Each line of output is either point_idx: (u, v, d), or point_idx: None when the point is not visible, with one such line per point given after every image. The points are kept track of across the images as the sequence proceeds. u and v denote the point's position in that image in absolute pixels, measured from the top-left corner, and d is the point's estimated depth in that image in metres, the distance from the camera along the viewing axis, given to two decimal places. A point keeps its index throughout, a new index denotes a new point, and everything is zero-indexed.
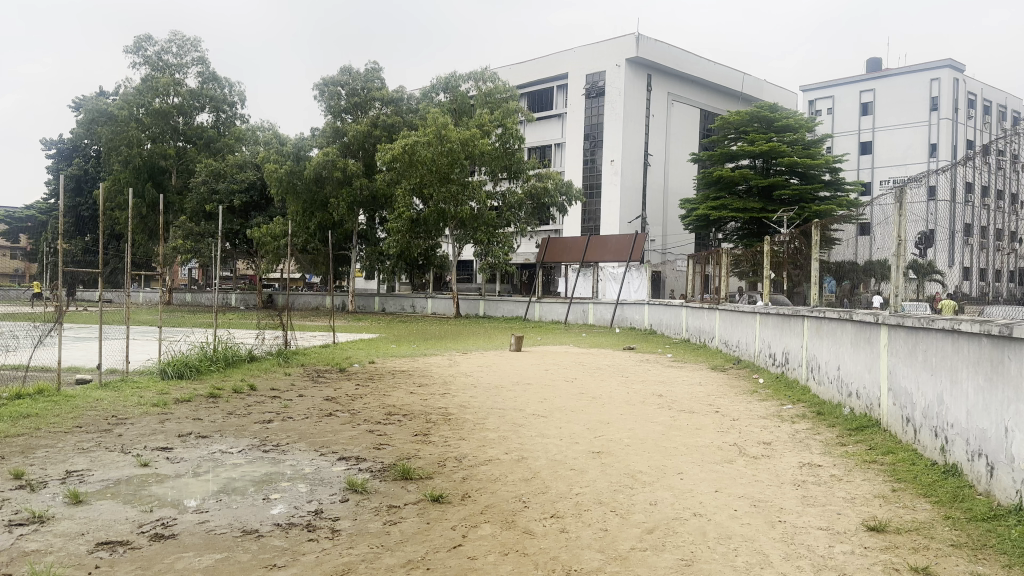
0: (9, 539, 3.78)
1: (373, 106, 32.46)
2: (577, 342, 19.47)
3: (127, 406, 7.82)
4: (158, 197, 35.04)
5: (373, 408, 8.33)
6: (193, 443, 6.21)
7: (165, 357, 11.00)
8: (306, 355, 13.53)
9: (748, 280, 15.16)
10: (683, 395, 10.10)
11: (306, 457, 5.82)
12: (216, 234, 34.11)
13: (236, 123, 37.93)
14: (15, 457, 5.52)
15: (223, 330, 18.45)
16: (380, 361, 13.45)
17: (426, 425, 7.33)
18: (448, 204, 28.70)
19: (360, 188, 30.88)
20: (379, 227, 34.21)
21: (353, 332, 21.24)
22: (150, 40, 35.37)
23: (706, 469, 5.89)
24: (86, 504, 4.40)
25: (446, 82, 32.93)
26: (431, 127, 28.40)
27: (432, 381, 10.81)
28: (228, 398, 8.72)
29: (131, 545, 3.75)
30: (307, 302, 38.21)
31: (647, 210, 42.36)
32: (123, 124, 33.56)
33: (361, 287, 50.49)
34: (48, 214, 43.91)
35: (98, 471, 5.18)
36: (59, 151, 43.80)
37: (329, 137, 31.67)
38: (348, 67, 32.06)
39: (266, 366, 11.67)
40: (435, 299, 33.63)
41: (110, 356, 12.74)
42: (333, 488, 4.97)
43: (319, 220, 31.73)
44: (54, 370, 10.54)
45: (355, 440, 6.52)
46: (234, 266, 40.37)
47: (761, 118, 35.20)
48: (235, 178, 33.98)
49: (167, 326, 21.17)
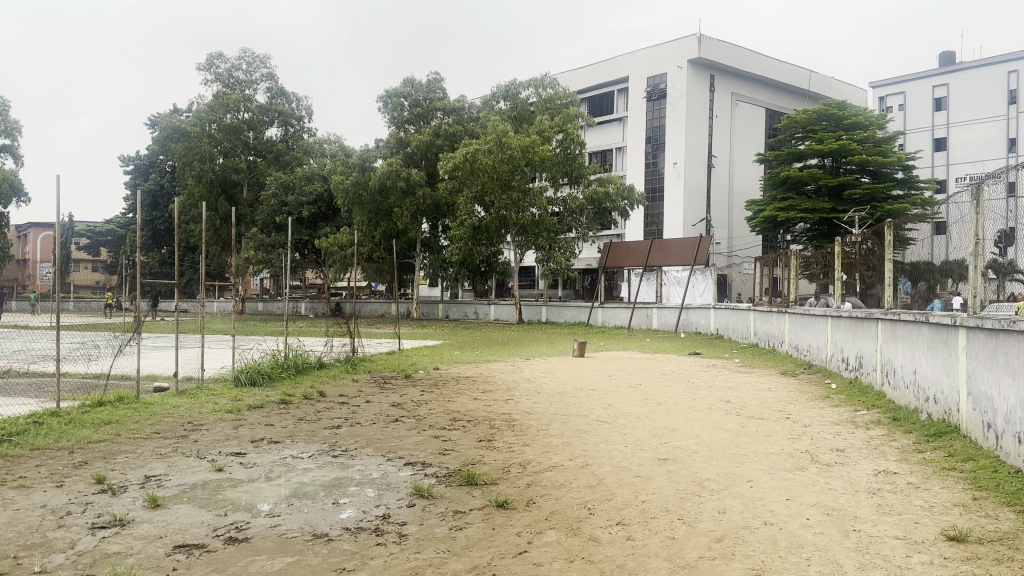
0: (92, 541, 3.96)
1: (435, 116, 32.83)
2: (641, 347, 19.25)
3: (202, 413, 8.11)
4: (231, 210, 36.30)
5: (438, 414, 8.42)
6: (265, 448, 6.40)
7: (238, 365, 11.37)
8: (371, 362, 13.76)
9: (819, 282, 14.73)
10: (752, 401, 9.87)
11: (373, 462, 5.93)
12: (285, 245, 35.12)
13: (303, 137, 38.99)
14: (98, 463, 5.80)
15: (292, 338, 18.94)
16: (444, 368, 13.58)
17: (491, 431, 7.36)
18: (509, 211, 28.79)
19: (422, 197, 31.32)
20: (442, 235, 34.55)
21: (417, 339, 21.52)
22: (222, 58, 36.72)
23: (776, 476, 5.74)
24: (165, 507, 4.59)
25: (506, 90, 33.06)
26: (492, 134, 28.62)
27: (495, 387, 10.85)
28: (298, 404, 8.95)
29: (207, 548, 3.89)
30: (373, 310, 38.93)
31: (712, 212, 41.65)
32: (197, 140, 34.91)
33: (425, 294, 51.15)
34: (127, 228, 45.94)
35: (175, 475, 5.39)
36: (137, 168, 45.83)
37: (392, 148, 32.25)
38: (410, 78, 32.63)
39: (334, 372, 11.92)
40: (497, 305, 33.79)
41: (187, 365, 13.23)
42: (400, 493, 5.04)
43: (383, 229, 32.32)
44: (134, 378, 11.00)
45: (421, 446, 6.60)
46: (302, 276, 41.45)
47: (829, 116, 34.16)
48: (303, 190, 34.92)
49: (240, 335, 21.87)
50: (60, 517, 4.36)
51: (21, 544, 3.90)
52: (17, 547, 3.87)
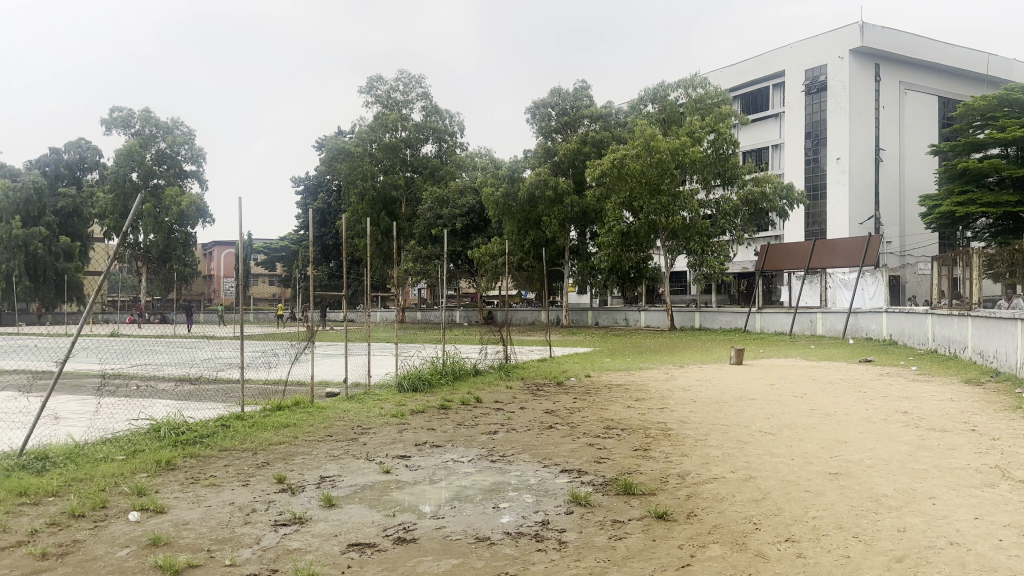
0: (275, 537, 4.29)
1: (583, 123, 32.94)
2: (804, 354, 18.27)
3: (369, 417, 8.58)
4: (391, 225, 38.27)
5: (592, 421, 8.41)
6: (427, 452, 6.66)
7: (401, 371, 11.93)
8: (525, 368, 13.98)
9: (1007, 282, 13.33)
10: (932, 411, 9.07)
11: (530, 468, 6.02)
12: (441, 256, 36.50)
13: (456, 151, 40.43)
14: (279, 463, 6.28)
15: (450, 346, 19.64)
16: (597, 375, 13.53)
17: (646, 440, 7.24)
18: (660, 215, 28.27)
19: (571, 205, 31.48)
20: (591, 242, 34.49)
21: (570, 346, 21.62)
22: (381, 81, 38.87)
23: (964, 494, 5.22)
24: (338, 507, 4.89)
25: (654, 94, 32.47)
26: (640, 139, 28.29)
27: (650, 395, 10.69)
28: (456, 409, 9.24)
29: (378, 547, 4.10)
30: (524, 317, 39.53)
31: (880, 209, 38.82)
32: (359, 160, 37.18)
33: (575, 301, 51.32)
34: (300, 244, 49.58)
35: (348, 476, 5.74)
36: (307, 188, 49.40)
37: (541, 158, 32.71)
38: (557, 88, 32.99)
39: (489, 378, 12.22)
40: (648, 312, 33.25)
41: (355, 371, 14.06)
42: (557, 500, 5.06)
43: (533, 238, 32.83)
44: (309, 384, 11.83)
45: (576, 453, 6.62)
46: (457, 286, 42.89)
47: (1014, 100, 30.83)
48: (457, 203, 36.11)
49: (402, 342, 22.98)
50: (248, 514, 4.75)
51: (215, 537, 4.29)
52: (212, 539, 4.26)
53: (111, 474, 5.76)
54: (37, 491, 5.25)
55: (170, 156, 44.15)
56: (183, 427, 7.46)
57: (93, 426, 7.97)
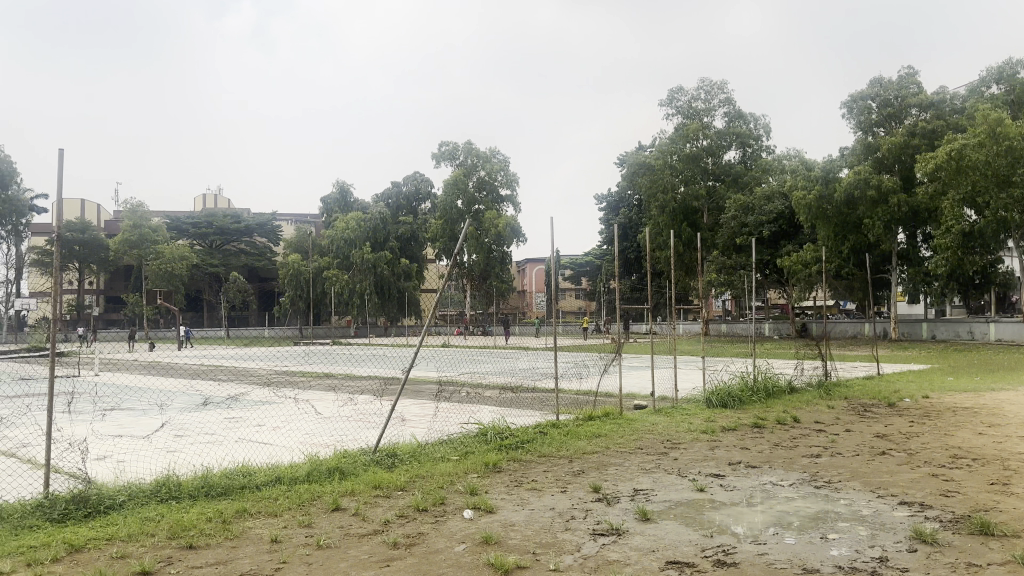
0: (595, 546, 4.39)
1: (910, 113, 29.46)
2: None
3: (679, 432, 8.47)
4: (695, 235, 37.74)
5: (934, 449, 7.35)
6: (742, 472, 6.37)
7: (709, 386, 11.63)
8: (847, 386, 12.76)
9: None
10: None
11: (861, 497, 5.44)
12: (747, 266, 35.03)
13: (762, 156, 38.67)
14: (593, 473, 6.47)
15: (760, 361, 18.70)
16: (937, 395, 11.87)
17: (1008, 475, 6.13)
18: (1013, 211, 24.10)
19: (897, 205, 28.18)
20: (923, 245, 30.52)
21: (900, 363, 19.33)
22: (682, 91, 38.82)
23: None
24: (654, 521, 4.86)
25: (1002, 71, 27.80)
26: (983, 125, 24.45)
27: (1009, 421, 9.07)
28: (771, 428, 8.74)
29: (696, 568, 3.98)
30: (843, 329, 36.23)
31: None
32: (661, 172, 37.44)
33: (904, 312, 45.84)
34: (604, 258, 51.13)
35: (661, 491, 5.70)
36: (610, 204, 50.92)
37: (859, 155, 29.85)
38: (878, 77, 29.98)
39: (806, 397, 11.37)
40: (1001, 324, 28.40)
41: (662, 385, 14.02)
42: (898, 536, 4.49)
43: (852, 243, 30.07)
44: (618, 396, 12.06)
45: (917, 484, 5.82)
46: (765, 296, 40.84)
47: None
48: (764, 209, 34.37)
49: (709, 356, 22.43)
50: (568, 520, 4.94)
51: (540, 541, 4.52)
52: (537, 542, 4.49)
53: (448, 473, 6.40)
54: (389, 484, 6.02)
55: (488, 182, 48.31)
56: (506, 432, 8.04)
57: (431, 429, 8.95)
